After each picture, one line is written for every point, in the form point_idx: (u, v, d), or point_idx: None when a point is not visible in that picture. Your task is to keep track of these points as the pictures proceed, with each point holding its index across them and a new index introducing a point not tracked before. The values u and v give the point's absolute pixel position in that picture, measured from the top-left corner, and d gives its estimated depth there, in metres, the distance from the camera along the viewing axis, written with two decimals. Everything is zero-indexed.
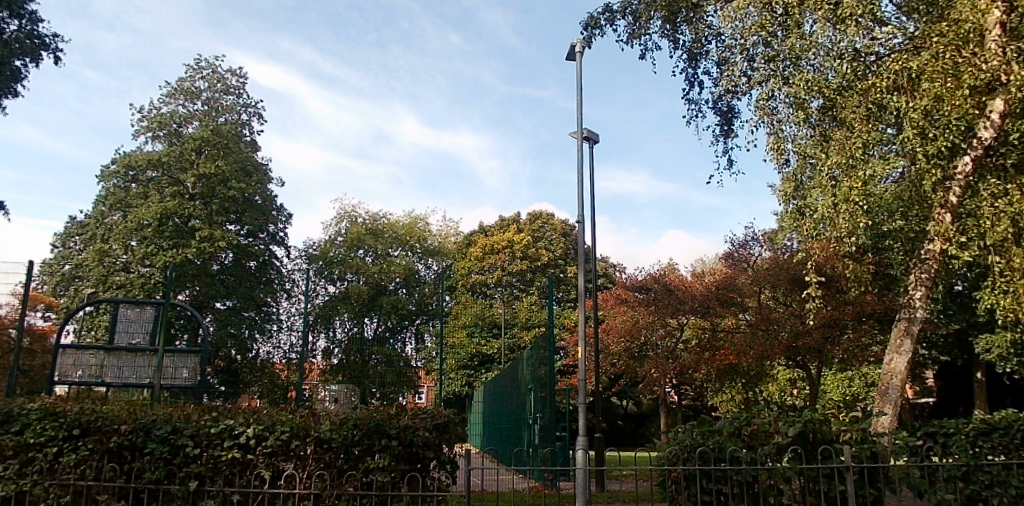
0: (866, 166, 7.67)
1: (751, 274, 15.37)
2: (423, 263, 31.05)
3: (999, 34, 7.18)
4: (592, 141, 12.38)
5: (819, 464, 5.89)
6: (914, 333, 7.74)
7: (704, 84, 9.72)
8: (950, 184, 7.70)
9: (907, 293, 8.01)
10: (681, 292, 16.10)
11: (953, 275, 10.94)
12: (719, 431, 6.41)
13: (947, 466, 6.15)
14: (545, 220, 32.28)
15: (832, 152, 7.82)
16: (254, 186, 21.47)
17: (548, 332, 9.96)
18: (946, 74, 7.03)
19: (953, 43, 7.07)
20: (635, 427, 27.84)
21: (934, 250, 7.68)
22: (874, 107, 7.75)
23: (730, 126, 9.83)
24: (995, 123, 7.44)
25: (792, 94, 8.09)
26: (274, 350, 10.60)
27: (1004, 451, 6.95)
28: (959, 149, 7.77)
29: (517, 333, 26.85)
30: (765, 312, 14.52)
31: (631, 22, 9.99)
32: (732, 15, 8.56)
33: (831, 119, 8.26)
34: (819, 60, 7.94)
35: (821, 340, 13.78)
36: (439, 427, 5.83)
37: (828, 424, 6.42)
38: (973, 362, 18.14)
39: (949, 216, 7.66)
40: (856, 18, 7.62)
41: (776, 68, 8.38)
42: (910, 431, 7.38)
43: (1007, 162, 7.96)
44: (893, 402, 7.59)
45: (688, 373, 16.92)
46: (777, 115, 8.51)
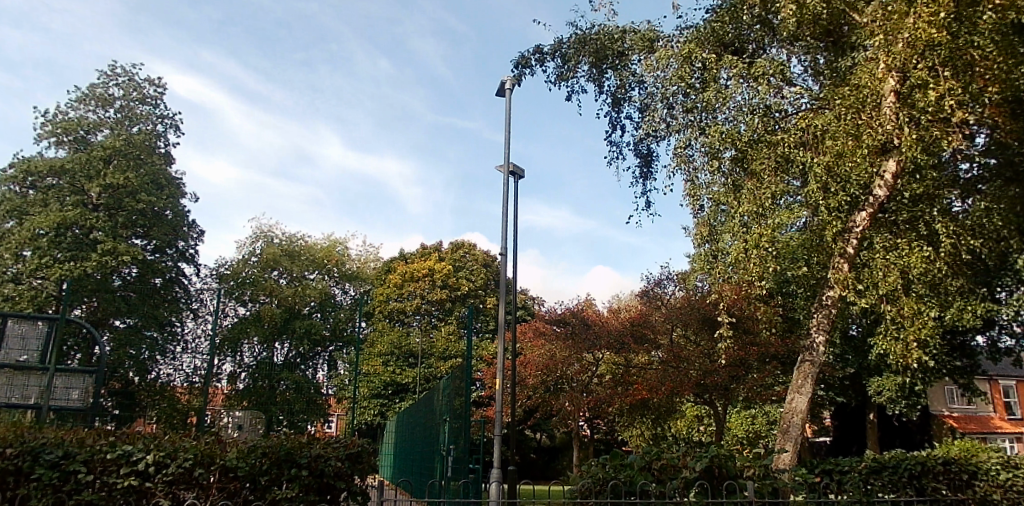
0: (774, 215, 8.11)
1: (664, 312, 15.89)
2: (339, 287, 30.44)
3: (893, 101, 7.70)
4: (517, 175, 12.62)
5: (724, 499, 6.12)
6: (815, 374, 8.14)
7: (627, 129, 10.03)
8: (847, 236, 8.17)
9: (809, 337, 8.45)
10: (598, 326, 16.95)
11: (848, 321, 11.66)
12: (630, 465, 6.65)
13: (842, 501, 6.47)
14: (466, 249, 32.42)
15: (743, 200, 8.25)
16: (165, 200, 20.54)
17: (466, 363, 9.88)
18: (848, 135, 7.58)
19: (854, 106, 7.68)
20: (547, 461, 27.90)
21: (834, 296, 8.13)
22: (781, 160, 8.25)
23: (649, 169, 10.17)
24: (887, 183, 8.02)
25: (707, 144, 8.52)
26: (174, 373, 9.85)
27: (890, 489, 7.43)
28: (858, 204, 8.26)
29: (433, 362, 26.60)
30: (675, 350, 15.06)
31: (560, 65, 10.26)
32: (655, 64, 9.01)
33: (741, 169, 8.70)
34: (732, 113, 8.45)
35: (728, 379, 14.37)
36: (350, 458, 5.81)
37: (733, 460, 6.72)
38: (866, 403, 19.25)
39: (846, 265, 8.12)
40: (767, 77, 8.22)
41: (693, 118, 8.83)
42: (809, 468, 7.73)
43: (898, 219, 8.55)
44: (794, 440, 7.91)
45: (600, 407, 17.16)
46: (693, 162, 8.93)
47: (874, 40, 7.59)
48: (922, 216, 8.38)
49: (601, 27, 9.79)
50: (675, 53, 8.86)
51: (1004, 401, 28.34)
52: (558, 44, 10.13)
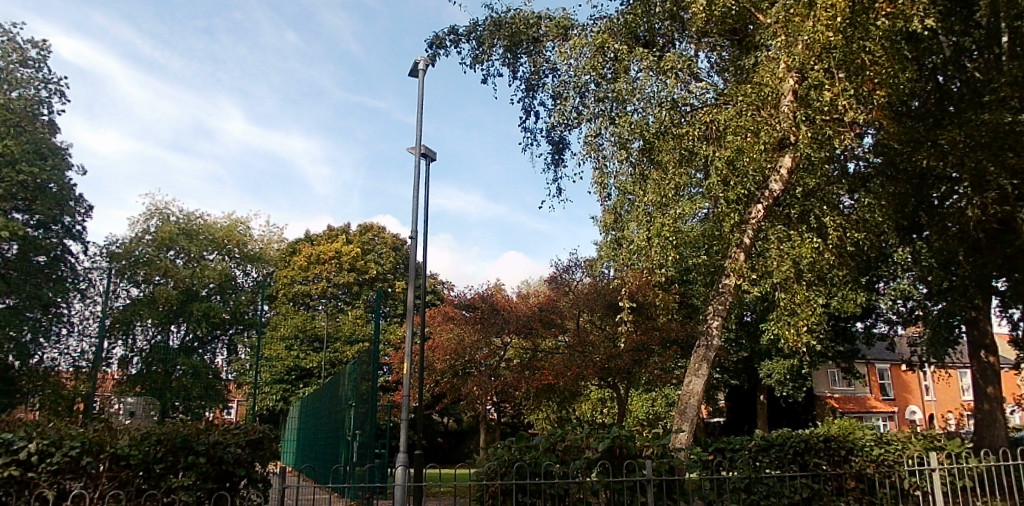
0: (677, 206, 8.42)
1: (571, 298, 16.27)
2: (241, 269, 29.28)
3: (791, 100, 8.11)
4: (429, 158, 12.49)
5: (624, 478, 6.36)
6: (710, 358, 8.54)
7: (540, 115, 10.12)
8: (744, 227, 8.56)
9: (706, 322, 8.85)
10: (506, 311, 17.35)
11: (743, 308, 12.30)
12: (536, 447, 6.80)
13: (733, 478, 6.85)
14: (375, 232, 31.87)
15: (648, 190, 8.52)
16: (48, 172, 19.03)
17: (374, 348, 9.74)
18: (748, 131, 7.93)
19: (755, 103, 7.99)
20: (454, 445, 28.01)
21: (729, 284, 8.53)
22: (686, 153, 8.54)
23: (560, 156, 10.30)
24: (782, 177, 8.45)
25: (616, 133, 8.72)
26: (60, 356, 9.51)
27: (777, 465, 7.92)
28: (755, 197, 8.66)
29: (339, 347, 26.08)
30: (582, 335, 15.44)
31: (475, 47, 10.21)
32: (569, 53, 9.12)
33: (648, 160, 8.95)
34: (642, 105, 8.67)
35: (631, 363, 14.87)
36: (251, 444, 5.65)
37: (633, 440, 6.98)
38: (757, 385, 20.38)
39: (742, 255, 8.51)
40: (676, 71, 8.47)
41: (603, 108, 8.99)
42: (703, 446, 8.12)
43: (791, 212, 9.03)
44: (689, 420, 8.29)
45: (507, 391, 17.36)
46: (602, 151, 9.06)
47: (775, 41, 7.93)
48: (812, 210, 8.88)
49: (517, 12, 9.81)
50: (588, 42, 9.00)
51: (878, 383, 30.69)
52: (474, 27, 10.05)
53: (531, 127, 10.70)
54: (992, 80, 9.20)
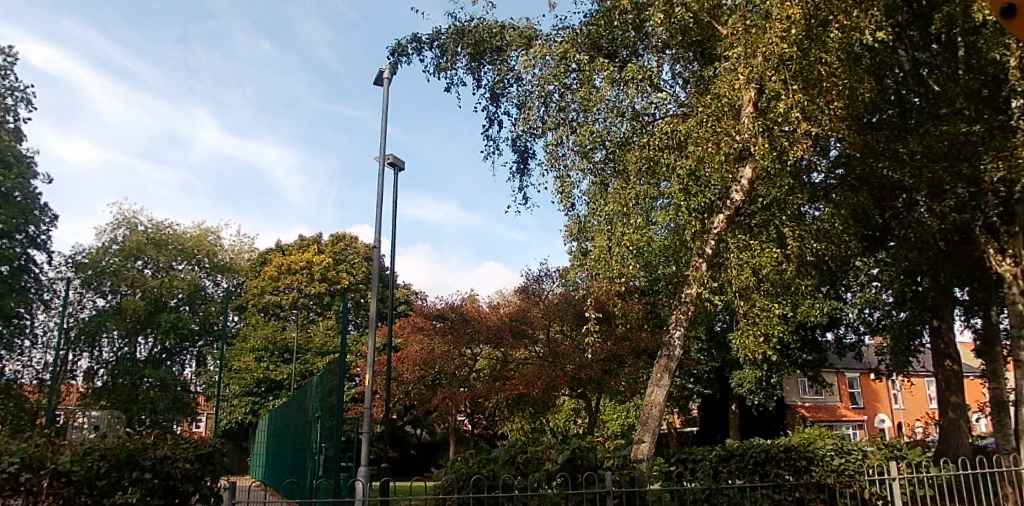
0: (638, 215, 8.42)
1: (542, 308, 16.49)
2: (210, 279, 28.92)
3: (751, 110, 8.16)
4: (397, 167, 12.43)
5: (584, 490, 6.27)
6: (672, 368, 8.54)
7: (504, 124, 10.09)
8: (707, 237, 8.57)
9: (669, 332, 8.83)
10: (476, 322, 17.21)
11: (708, 318, 12.35)
12: (495, 459, 6.71)
13: (693, 489, 6.79)
14: (347, 242, 31.81)
15: (610, 200, 8.52)
16: (11, 180, 18.67)
17: (339, 359, 9.62)
18: (708, 141, 7.98)
19: (714, 113, 8.10)
20: (427, 457, 27.75)
21: (692, 293, 8.54)
22: (648, 163, 8.56)
23: (526, 166, 10.26)
24: (744, 188, 8.48)
25: (578, 143, 8.73)
26: (23, 369, 8.94)
27: (738, 474, 7.91)
28: (717, 207, 8.67)
29: (310, 358, 25.79)
30: (553, 346, 15.44)
31: (438, 55, 10.16)
32: (532, 62, 9.13)
33: (611, 170, 8.96)
34: (604, 115, 8.68)
35: (601, 373, 14.91)
36: (201, 459, 5.49)
37: (593, 451, 6.91)
38: (728, 395, 20.46)
39: (704, 264, 8.51)
40: (637, 82, 8.52)
41: (566, 117, 9.00)
42: (665, 457, 8.09)
43: (752, 222, 9.07)
44: (651, 431, 8.25)
45: (478, 402, 17.26)
46: (564, 160, 9.03)
47: (733, 51, 7.97)
48: (772, 220, 8.94)
49: (480, 21, 9.79)
50: (551, 51, 9.02)
51: (848, 392, 30.94)
52: (436, 35, 10.02)
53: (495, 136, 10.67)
54: (949, 92, 9.37)
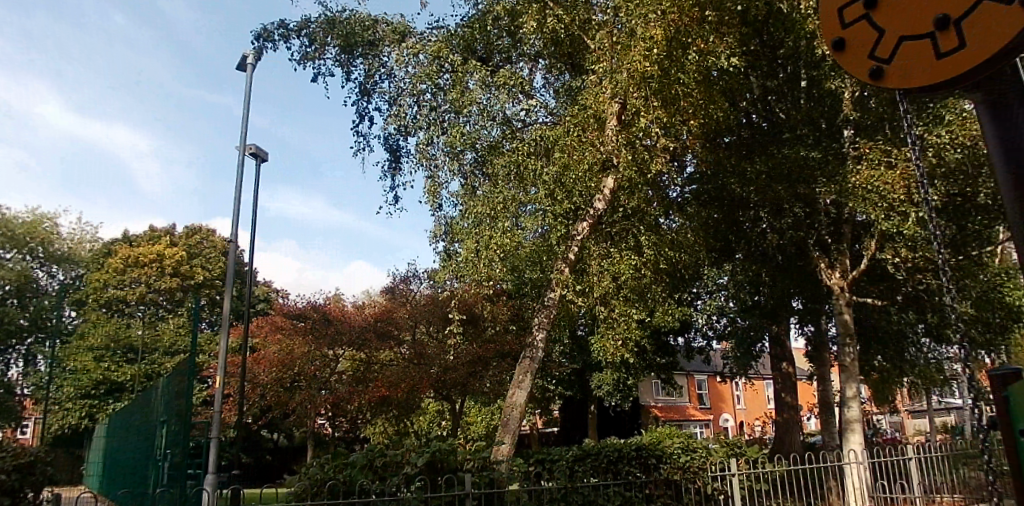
0: (505, 220, 8.53)
1: (408, 309, 16.30)
2: (42, 270, 26.19)
3: (615, 123, 8.52)
4: (260, 158, 11.85)
5: (443, 493, 6.22)
6: (534, 370, 8.71)
7: (374, 121, 9.89)
8: (571, 243, 8.83)
9: (532, 335, 9.00)
10: (340, 322, 16.77)
11: (570, 321, 12.74)
12: (353, 464, 6.52)
13: (551, 489, 6.94)
14: (204, 235, 30.05)
15: (478, 203, 8.56)
16: None
17: (189, 358, 8.95)
18: (574, 151, 8.25)
19: (581, 124, 8.38)
20: (284, 462, 26.60)
21: (555, 297, 8.76)
22: (517, 168, 8.70)
23: (396, 164, 10.10)
24: (606, 197, 8.86)
25: (449, 144, 8.71)
26: None
27: (593, 473, 8.19)
28: (580, 215, 9.00)
29: (157, 358, 23.99)
30: (418, 348, 15.33)
31: (307, 45, 9.78)
32: (405, 59, 9.02)
33: (480, 173, 9.01)
34: (475, 118, 8.73)
35: (466, 375, 14.98)
36: (18, 470, 4.91)
37: (454, 453, 6.89)
38: (588, 397, 21.21)
39: (567, 269, 8.76)
40: (509, 87, 8.65)
41: (437, 118, 8.96)
42: (524, 458, 8.22)
43: (613, 230, 9.45)
44: (512, 432, 8.37)
45: (340, 404, 16.77)
46: (434, 161, 8.96)
47: (599, 66, 8.31)
48: (631, 229, 9.36)
49: (353, 13, 9.53)
50: (423, 50, 9.02)
51: (696, 392, 33.02)
52: (305, 23, 9.64)
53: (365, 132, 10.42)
54: (791, 119, 10.26)
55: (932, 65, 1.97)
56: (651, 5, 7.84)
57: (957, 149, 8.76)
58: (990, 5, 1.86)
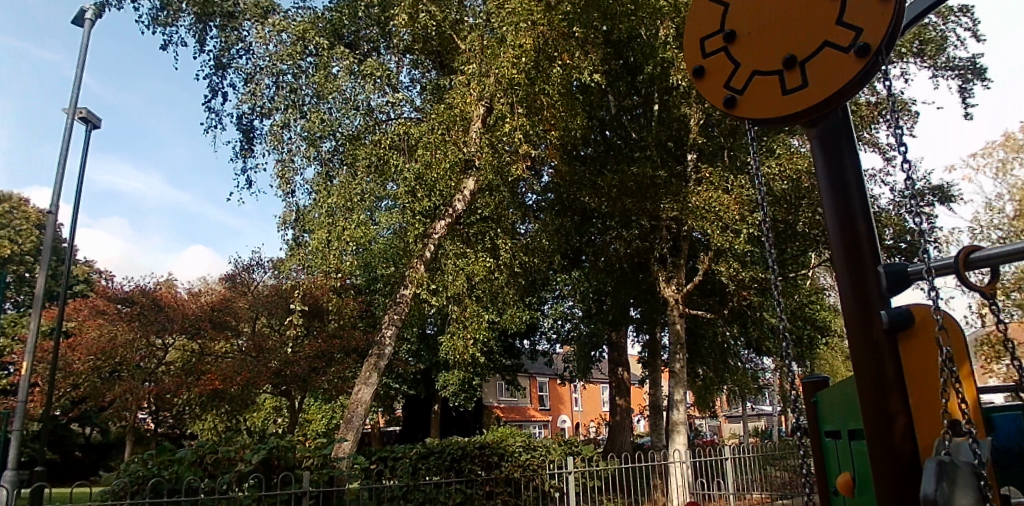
0: (360, 212, 8.33)
1: (249, 299, 15.39)
2: None
3: (479, 126, 8.60)
4: (92, 124, 10.73)
5: (278, 491, 5.95)
6: (381, 367, 8.60)
7: (227, 97, 9.30)
8: (427, 241, 8.89)
9: (381, 331, 8.87)
10: (171, 309, 15.52)
11: (423, 319, 12.70)
12: (180, 461, 6.09)
13: (392, 488, 6.85)
14: (14, 204, 26.58)
15: (333, 193, 8.29)
16: None
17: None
18: (436, 149, 8.24)
19: (446, 122, 8.37)
20: (96, 459, 24.19)
21: (407, 294, 8.75)
22: (377, 161, 8.53)
23: (249, 145, 9.55)
24: (466, 197, 9.03)
25: (307, 130, 8.37)
26: None
27: (434, 470, 8.21)
28: (439, 213, 9.05)
29: None
30: (258, 341, 14.60)
31: (157, 7, 9.00)
32: (266, 35, 8.55)
33: (338, 162, 8.73)
34: (337, 105, 8.43)
35: (308, 370, 14.41)
36: None
37: (292, 451, 6.63)
38: (433, 396, 21.18)
39: (422, 267, 8.79)
40: (374, 78, 8.47)
41: (296, 101, 8.58)
42: (366, 455, 8.07)
43: (470, 231, 9.52)
44: (355, 429, 8.20)
45: (166, 397, 15.55)
46: (289, 145, 8.57)
47: (469, 68, 8.37)
48: (488, 231, 9.50)
49: None
50: (287, 29, 8.59)
51: (537, 394, 34.02)
52: None
53: (217, 108, 9.78)
54: (643, 139, 10.88)
55: (779, 98, 2.19)
56: (523, 14, 8.03)
57: (784, 180, 9.73)
58: (830, 50, 2.11)
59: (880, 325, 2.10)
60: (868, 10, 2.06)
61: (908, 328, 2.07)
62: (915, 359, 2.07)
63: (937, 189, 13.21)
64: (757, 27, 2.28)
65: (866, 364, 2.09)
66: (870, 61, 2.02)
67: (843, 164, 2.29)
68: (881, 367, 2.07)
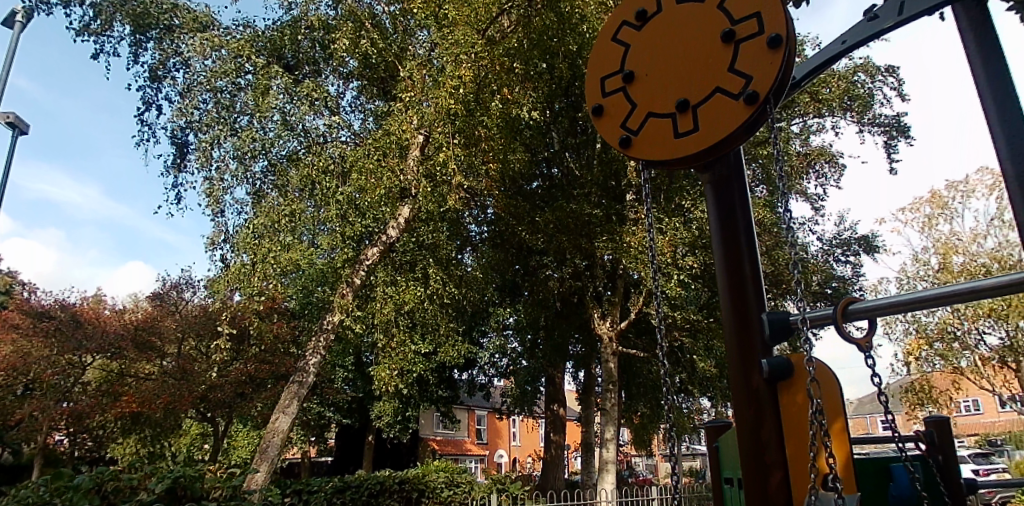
0: (289, 235, 8.20)
1: (178, 319, 15.09)
2: None
3: (416, 154, 8.60)
4: (16, 129, 10.30)
5: None
6: (301, 396, 8.33)
7: (161, 110, 9.04)
8: (358, 267, 8.78)
9: (304, 358, 8.65)
10: (92, 327, 14.83)
11: (356, 347, 12.44)
12: (76, 487, 5.58)
13: None
14: None
15: (260, 215, 8.14)
16: None
17: None
18: (371, 175, 8.18)
19: (382, 148, 8.32)
20: None
21: (334, 321, 8.63)
22: (309, 184, 8.40)
23: (181, 161, 9.29)
24: (400, 225, 8.99)
25: (238, 148, 8.23)
26: None
27: None
28: (372, 239, 8.92)
29: None
30: (182, 363, 14.16)
31: (89, 15, 8.76)
32: (202, 49, 8.43)
33: (270, 182, 8.56)
34: (273, 126, 8.31)
35: (234, 396, 14.27)
36: None
37: (201, 481, 6.28)
38: (367, 426, 20.69)
39: (350, 294, 8.69)
40: (311, 99, 8.43)
41: (229, 118, 8.45)
42: (281, 487, 7.76)
43: (403, 259, 9.37)
44: (269, 460, 7.89)
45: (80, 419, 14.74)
46: (219, 163, 8.38)
47: (409, 95, 8.41)
48: (421, 260, 9.39)
49: None
50: (224, 46, 8.50)
51: (474, 428, 33.50)
52: None
53: (150, 121, 9.52)
54: (582, 178, 11.13)
55: (671, 140, 2.35)
56: (465, 47, 8.07)
57: None
58: (721, 96, 2.28)
59: (761, 374, 2.27)
60: (756, 59, 2.24)
61: (787, 376, 2.25)
62: (792, 408, 2.24)
63: (861, 239, 13.68)
64: (653, 72, 2.44)
65: (745, 412, 2.26)
66: (756, 109, 2.20)
67: (731, 216, 2.49)
68: (760, 414, 2.24)
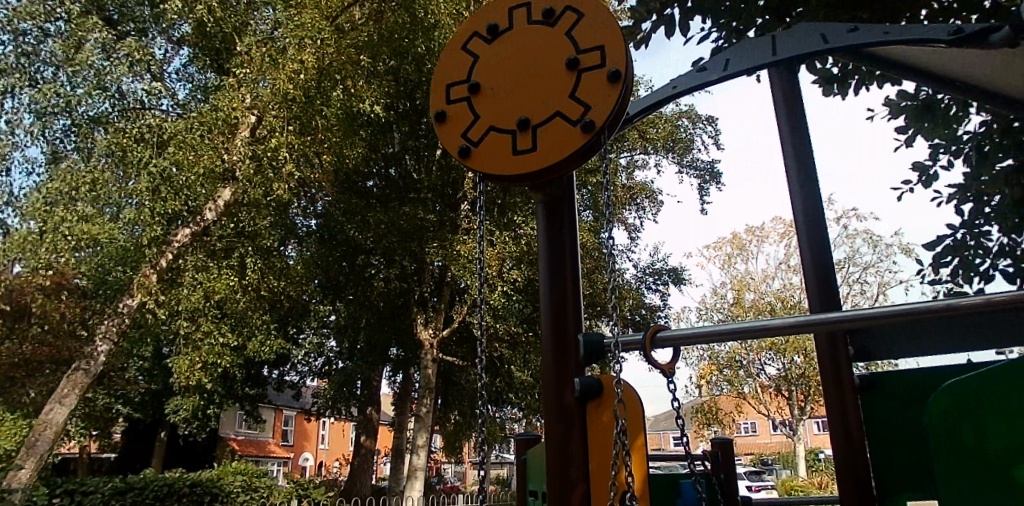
0: (87, 202, 7.67)
1: None
2: None
3: (244, 134, 8.37)
4: None
5: None
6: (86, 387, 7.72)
7: None
8: (165, 247, 8.27)
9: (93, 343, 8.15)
10: None
11: (158, 335, 11.51)
12: None
13: None
14: None
15: (57, 177, 7.59)
16: None
17: None
18: (190, 149, 7.79)
19: (208, 123, 7.93)
20: None
21: (130, 304, 8.07)
22: (119, 151, 7.90)
23: None
24: (218, 207, 8.64)
25: (38, 100, 7.71)
26: None
27: None
28: (184, 220, 8.52)
29: None
30: None
31: None
32: None
33: (73, 141, 8.11)
34: (83, 84, 7.88)
35: None
36: None
37: None
38: (160, 422, 19.07)
39: (153, 274, 8.19)
40: (131, 59, 8.05)
41: (31, 66, 7.92)
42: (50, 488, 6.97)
43: (218, 245, 8.83)
44: (37, 455, 7.52)
45: None
46: (14, 115, 7.88)
47: (244, 69, 8.20)
48: (238, 247, 8.79)
49: None
50: None
51: (281, 429, 31.95)
52: None
53: None
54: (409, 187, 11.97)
55: (509, 155, 2.48)
56: (310, 30, 8.14)
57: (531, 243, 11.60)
58: (560, 120, 2.43)
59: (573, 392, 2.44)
60: (595, 91, 2.39)
61: (597, 397, 2.39)
62: (598, 426, 2.38)
63: (671, 270, 14.95)
64: (499, 89, 2.57)
65: (557, 426, 2.46)
66: (591, 135, 2.35)
67: (560, 238, 2.71)
68: (569, 429, 2.43)
